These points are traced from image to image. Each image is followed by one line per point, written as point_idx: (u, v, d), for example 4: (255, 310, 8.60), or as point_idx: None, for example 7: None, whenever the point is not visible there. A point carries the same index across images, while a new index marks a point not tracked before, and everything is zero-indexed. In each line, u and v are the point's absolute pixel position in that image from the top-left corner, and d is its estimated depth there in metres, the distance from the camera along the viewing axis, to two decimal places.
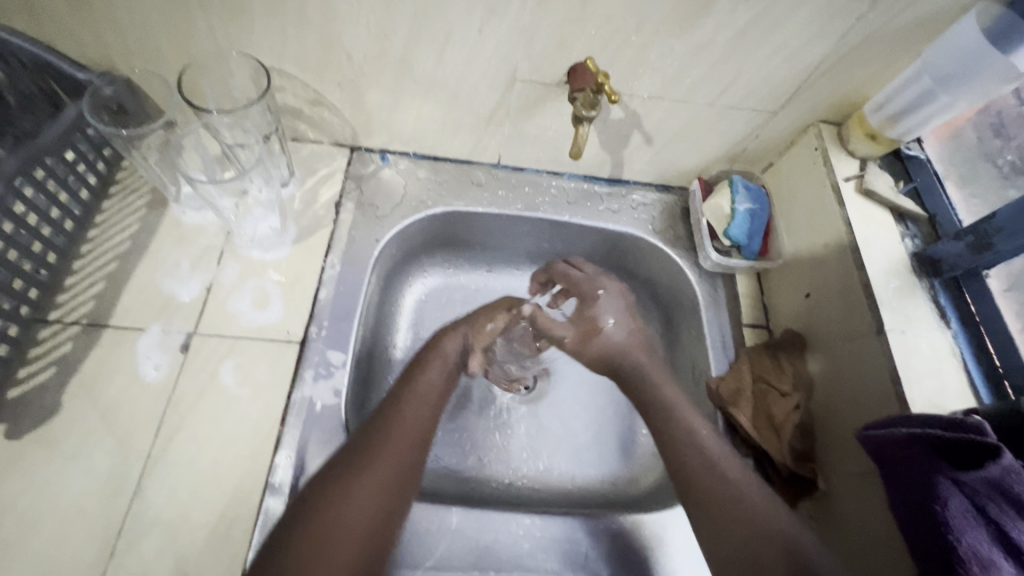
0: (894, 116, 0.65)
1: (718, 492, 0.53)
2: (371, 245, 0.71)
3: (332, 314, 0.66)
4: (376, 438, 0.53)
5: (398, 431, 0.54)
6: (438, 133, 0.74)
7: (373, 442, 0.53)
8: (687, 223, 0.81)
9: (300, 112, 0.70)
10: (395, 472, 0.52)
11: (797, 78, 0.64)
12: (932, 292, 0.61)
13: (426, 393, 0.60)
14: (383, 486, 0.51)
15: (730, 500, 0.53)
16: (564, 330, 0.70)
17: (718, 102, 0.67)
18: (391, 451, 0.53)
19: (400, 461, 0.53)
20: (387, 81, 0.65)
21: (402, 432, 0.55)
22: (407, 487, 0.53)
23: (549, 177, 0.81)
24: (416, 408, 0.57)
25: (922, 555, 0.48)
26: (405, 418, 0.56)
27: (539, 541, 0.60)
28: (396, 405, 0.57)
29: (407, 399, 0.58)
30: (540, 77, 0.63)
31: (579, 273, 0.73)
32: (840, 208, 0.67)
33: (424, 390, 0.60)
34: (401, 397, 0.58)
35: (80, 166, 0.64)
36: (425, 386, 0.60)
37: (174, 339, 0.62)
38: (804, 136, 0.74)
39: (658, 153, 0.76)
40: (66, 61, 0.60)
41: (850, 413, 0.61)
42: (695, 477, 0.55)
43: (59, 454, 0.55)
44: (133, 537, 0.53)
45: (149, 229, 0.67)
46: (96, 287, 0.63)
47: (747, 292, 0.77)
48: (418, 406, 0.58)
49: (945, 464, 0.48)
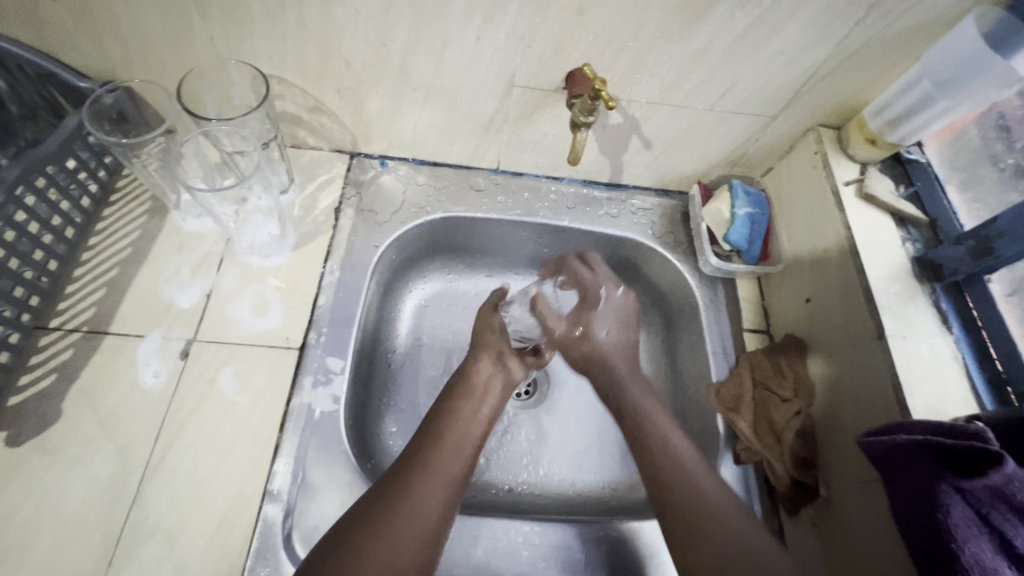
0: (894, 121, 0.64)
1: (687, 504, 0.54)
2: (371, 252, 0.71)
3: (331, 321, 0.66)
4: (401, 496, 0.52)
5: (426, 490, 0.53)
6: (437, 139, 0.74)
7: (399, 500, 0.52)
8: (686, 228, 0.80)
9: (300, 119, 0.71)
10: (420, 533, 0.51)
11: (796, 82, 0.64)
12: (933, 296, 0.61)
13: (456, 447, 0.58)
14: (422, 526, 0.51)
15: (711, 514, 0.52)
16: (557, 324, 0.76)
17: (717, 106, 0.67)
18: (416, 512, 0.52)
19: (425, 523, 0.52)
20: (385, 88, 0.65)
21: (429, 490, 0.54)
22: (431, 550, 0.51)
23: (548, 182, 0.81)
24: (446, 465, 0.56)
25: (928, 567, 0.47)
26: (434, 475, 0.55)
27: (539, 548, 0.59)
28: (425, 459, 0.56)
29: (437, 453, 0.57)
30: (538, 82, 0.64)
31: (589, 274, 0.76)
32: (841, 212, 0.66)
33: (455, 445, 0.59)
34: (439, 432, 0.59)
35: (82, 175, 0.65)
36: (456, 438, 0.59)
37: (174, 346, 0.62)
38: (803, 140, 0.73)
39: (657, 158, 0.76)
40: (68, 70, 0.61)
41: (851, 419, 0.61)
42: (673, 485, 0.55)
43: (60, 461, 0.55)
44: (132, 545, 0.53)
45: (149, 236, 0.68)
46: (96, 294, 0.63)
47: (747, 297, 0.77)
48: (448, 462, 0.57)
49: (948, 472, 0.47)
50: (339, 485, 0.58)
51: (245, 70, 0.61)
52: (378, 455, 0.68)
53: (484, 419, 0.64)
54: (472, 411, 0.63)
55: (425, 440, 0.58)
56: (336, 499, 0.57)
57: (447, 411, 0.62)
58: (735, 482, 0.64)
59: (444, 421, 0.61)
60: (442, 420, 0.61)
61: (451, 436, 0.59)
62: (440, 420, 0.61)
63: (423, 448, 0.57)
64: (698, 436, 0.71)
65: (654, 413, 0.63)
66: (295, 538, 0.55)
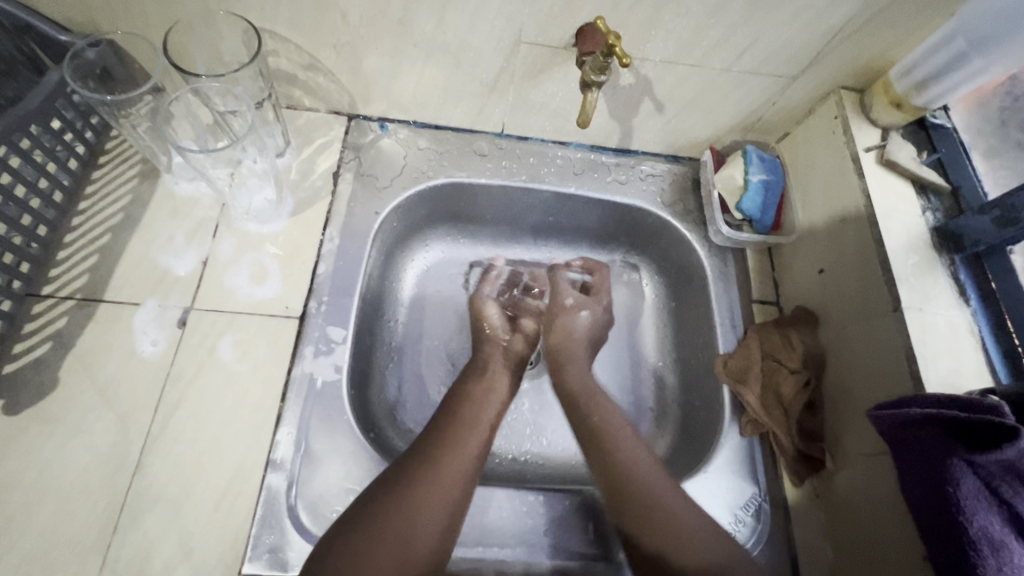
0: (921, 83, 0.61)
1: (652, 506, 0.54)
2: (371, 218, 0.69)
3: (332, 290, 0.64)
4: (400, 508, 0.50)
5: (426, 501, 0.51)
6: (439, 100, 0.70)
7: (400, 513, 0.50)
8: (696, 195, 0.78)
9: (295, 78, 0.67)
10: (431, 534, 0.50)
11: (819, 41, 0.61)
12: (951, 268, 0.59)
13: (465, 444, 0.56)
14: (442, 505, 0.52)
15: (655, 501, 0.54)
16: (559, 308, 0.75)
17: (734, 67, 0.64)
18: (430, 499, 0.51)
19: (440, 509, 0.51)
20: (384, 44, 0.62)
21: (432, 501, 0.51)
22: (450, 529, 0.52)
23: (555, 147, 0.77)
24: (449, 474, 0.53)
25: (940, 546, 0.47)
26: (436, 484, 0.52)
27: (544, 517, 0.59)
28: (433, 464, 0.53)
29: (442, 460, 0.54)
30: (547, 39, 0.60)
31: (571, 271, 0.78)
32: (860, 179, 0.64)
33: (461, 449, 0.56)
34: (452, 416, 0.59)
35: (68, 135, 0.62)
36: (465, 444, 0.56)
37: (171, 314, 0.60)
38: (823, 103, 0.70)
39: (668, 122, 0.73)
40: (48, 23, 0.57)
41: (862, 391, 0.60)
42: (655, 530, 0.53)
43: (59, 429, 0.55)
44: (136, 513, 0.52)
45: (142, 200, 0.65)
46: (89, 261, 0.61)
47: (756, 267, 0.75)
48: (454, 468, 0.54)
49: (959, 447, 0.47)
50: (344, 455, 0.57)
51: (235, 24, 0.58)
52: (379, 422, 0.67)
53: (493, 412, 0.62)
54: (477, 410, 0.60)
55: (432, 446, 0.55)
56: (341, 469, 0.57)
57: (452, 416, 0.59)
58: (741, 452, 0.64)
59: (450, 418, 0.59)
60: (450, 423, 0.58)
61: (459, 439, 0.57)
62: (445, 426, 0.58)
63: (431, 449, 0.55)
64: (703, 407, 0.71)
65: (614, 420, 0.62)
66: (300, 507, 0.54)
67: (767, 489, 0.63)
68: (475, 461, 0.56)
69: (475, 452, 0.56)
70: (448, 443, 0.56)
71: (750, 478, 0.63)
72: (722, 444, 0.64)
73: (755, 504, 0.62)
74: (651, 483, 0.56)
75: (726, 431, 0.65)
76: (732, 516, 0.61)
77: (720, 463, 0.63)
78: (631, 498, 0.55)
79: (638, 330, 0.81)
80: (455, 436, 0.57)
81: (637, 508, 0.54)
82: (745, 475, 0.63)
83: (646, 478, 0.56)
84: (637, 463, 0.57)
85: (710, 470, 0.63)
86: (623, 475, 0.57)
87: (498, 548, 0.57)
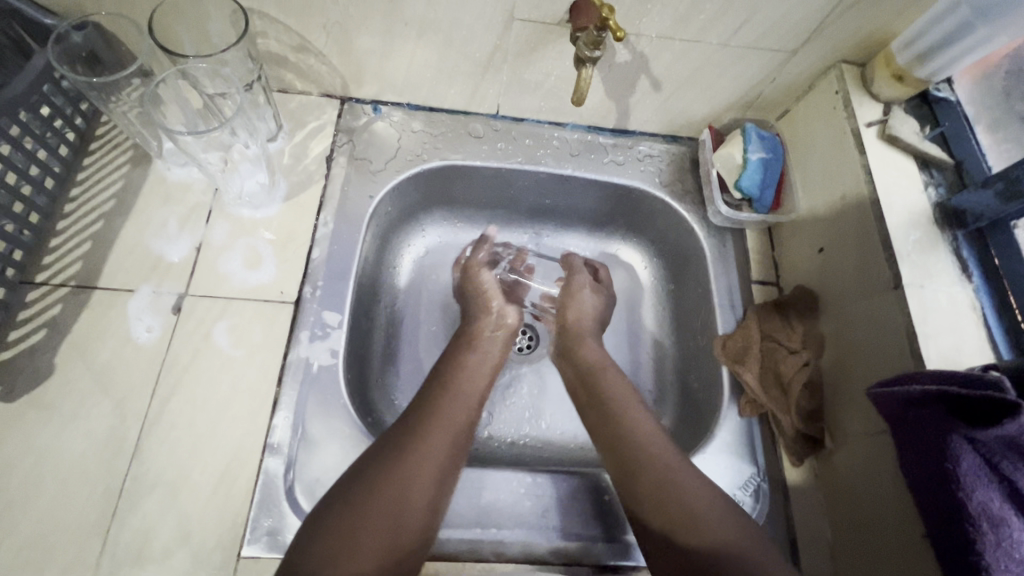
0: (923, 55, 0.60)
1: (652, 477, 0.53)
2: (365, 202, 0.68)
3: (326, 274, 0.64)
4: (390, 476, 0.49)
5: (415, 469, 0.51)
6: (432, 81, 0.69)
7: (391, 486, 0.49)
8: (695, 175, 0.77)
9: (285, 60, 0.66)
10: (422, 505, 0.50)
11: (819, 13, 0.59)
12: (954, 244, 0.58)
13: (452, 418, 0.56)
14: (432, 476, 0.51)
15: (658, 474, 0.53)
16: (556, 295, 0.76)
17: (732, 41, 0.63)
18: (419, 470, 0.51)
19: (429, 479, 0.51)
20: (375, 24, 0.60)
21: (420, 470, 0.51)
22: (439, 500, 0.51)
23: (551, 128, 0.76)
24: (438, 444, 0.53)
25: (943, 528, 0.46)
26: (425, 455, 0.52)
27: (541, 499, 0.59)
28: (420, 435, 0.53)
29: (430, 431, 0.54)
30: (539, 15, 0.59)
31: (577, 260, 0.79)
32: (862, 155, 0.62)
33: (448, 420, 0.56)
34: (439, 390, 0.59)
35: (58, 123, 0.61)
36: (453, 414, 0.56)
37: (165, 300, 0.60)
38: (824, 79, 0.69)
39: (666, 101, 0.72)
40: (32, 6, 0.57)
41: (861, 371, 0.59)
42: (653, 492, 0.52)
43: (56, 416, 0.55)
44: (134, 497, 0.53)
45: (134, 186, 0.65)
46: (82, 248, 0.61)
47: (756, 247, 0.74)
48: (443, 438, 0.54)
49: (959, 424, 0.46)
50: (340, 439, 0.57)
51: (222, 5, 0.57)
52: (375, 406, 0.68)
53: (480, 389, 0.62)
54: (467, 384, 0.60)
55: (420, 418, 0.55)
56: (338, 454, 0.56)
57: (440, 387, 0.59)
58: (740, 433, 0.64)
59: (437, 391, 0.59)
60: (436, 394, 0.58)
61: (447, 409, 0.57)
62: (432, 399, 0.57)
63: (417, 423, 0.54)
64: (702, 389, 0.71)
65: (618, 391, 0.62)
66: (298, 491, 0.54)
67: (766, 469, 0.63)
68: (462, 431, 0.56)
69: (461, 424, 0.57)
70: (436, 414, 0.56)
71: (749, 459, 0.63)
72: (721, 425, 0.64)
73: (754, 484, 0.62)
74: (657, 456, 0.55)
75: (725, 412, 0.65)
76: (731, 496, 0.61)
77: (719, 444, 0.63)
78: (636, 471, 0.54)
79: (637, 314, 0.80)
80: (441, 406, 0.57)
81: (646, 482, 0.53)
82: (744, 456, 0.63)
83: (647, 444, 0.56)
84: (640, 433, 0.57)
85: (709, 451, 0.63)
86: (623, 449, 0.56)
87: (496, 530, 0.57)
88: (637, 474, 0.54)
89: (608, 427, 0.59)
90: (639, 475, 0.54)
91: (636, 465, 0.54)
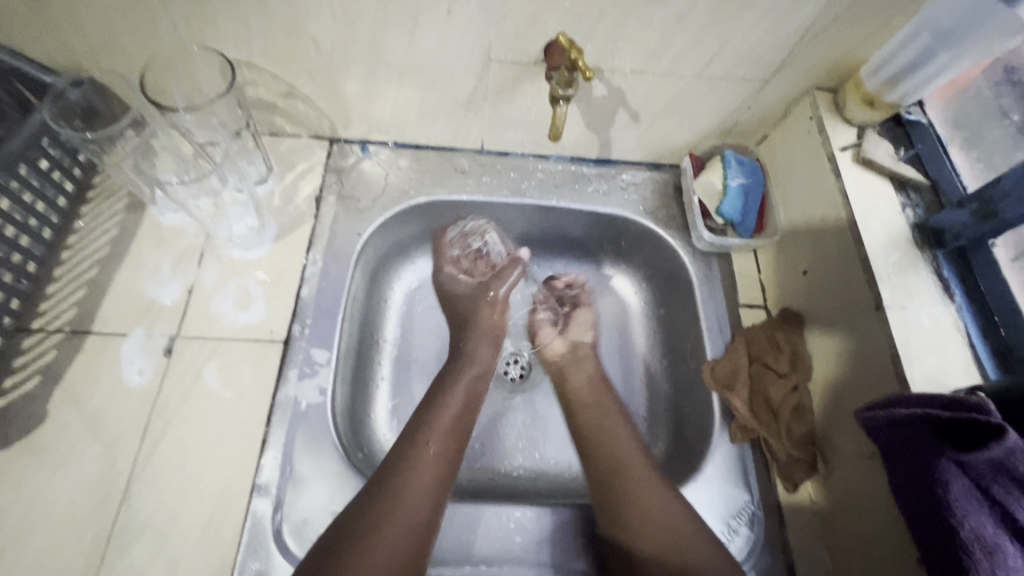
0: (892, 79, 0.61)
1: (639, 504, 0.56)
2: (354, 240, 0.69)
3: (315, 311, 0.65)
4: (383, 524, 0.49)
5: (399, 517, 0.50)
6: (417, 120, 0.71)
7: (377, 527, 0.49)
8: (679, 201, 0.78)
9: (274, 106, 0.69)
10: (406, 544, 0.49)
11: (787, 43, 0.61)
12: (935, 263, 0.58)
13: (436, 454, 0.56)
14: (417, 515, 0.51)
15: (639, 502, 0.56)
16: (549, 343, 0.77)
17: (704, 73, 0.64)
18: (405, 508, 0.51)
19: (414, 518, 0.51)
20: (359, 69, 0.63)
21: (406, 508, 0.51)
22: (424, 537, 0.51)
23: (535, 161, 0.78)
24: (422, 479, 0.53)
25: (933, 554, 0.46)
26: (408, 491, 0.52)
27: (531, 533, 0.59)
28: (408, 471, 0.53)
29: (416, 467, 0.54)
30: (515, 56, 0.61)
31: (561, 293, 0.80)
32: (837, 179, 0.63)
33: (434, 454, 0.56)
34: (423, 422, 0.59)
35: (56, 174, 0.64)
36: (434, 451, 0.56)
37: (157, 342, 0.61)
38: (799, 104, 0.70)
39: (646, 130, 0.73)
40: (34, 66, 0.59)
41: (851, 395, 0.59)
42: (631, 513, 0.56)
43: (48, 461, 0.55)
44: (123, 542, 0.53)
45: (128, 232, 0.67)
46: (78, 293, 0.63)
47: (742, 271, 0.75)
48: (426, 473, 0.54)
49: (946, 446, 0.45)
50: (327, 476, 0.57)
51: (211, 57, 0.59)
52: (366, 442, 0.68)
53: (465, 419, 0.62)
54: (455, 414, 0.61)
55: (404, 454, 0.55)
56: (326, 491, 0.56)
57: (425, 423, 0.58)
58: (732, 460, 0.63)
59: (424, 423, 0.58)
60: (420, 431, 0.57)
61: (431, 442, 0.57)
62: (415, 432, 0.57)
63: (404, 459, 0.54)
64: (694, 415, 0.70)
65: (596, 414, 0.67)
66: (285, 531, 0.54)
67: (760, 496, 0.62)
68: (446, 464, 0.56)
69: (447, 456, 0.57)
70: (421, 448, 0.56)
71: (743, 486, 0.62)
72: (712, 453, 0.63)
73: (748, 512, 0.61)
74: (641, 485, 0.58)
75: (717, 441, 0.64)
76: (724, 526, 0.60)
77: (711, 471, 0.62)
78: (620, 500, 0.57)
79: (628, 340, 0.80)
80: (425, 440, 0.57)
81: (630, 507, 0.56)
82: (737, 482, 0.62)
83: (636, 476, 0.59)
84: (629, 462, 0.60)
85: (702, 479, 0.62)
86: (618, 469, 0.60)
87: (485, 567, 0.57)
88: (621, 500, 0.57)
89: (603, 447, 0.63)
90: (621, 500, 0.57)
91: (620, 495, 0.58)
